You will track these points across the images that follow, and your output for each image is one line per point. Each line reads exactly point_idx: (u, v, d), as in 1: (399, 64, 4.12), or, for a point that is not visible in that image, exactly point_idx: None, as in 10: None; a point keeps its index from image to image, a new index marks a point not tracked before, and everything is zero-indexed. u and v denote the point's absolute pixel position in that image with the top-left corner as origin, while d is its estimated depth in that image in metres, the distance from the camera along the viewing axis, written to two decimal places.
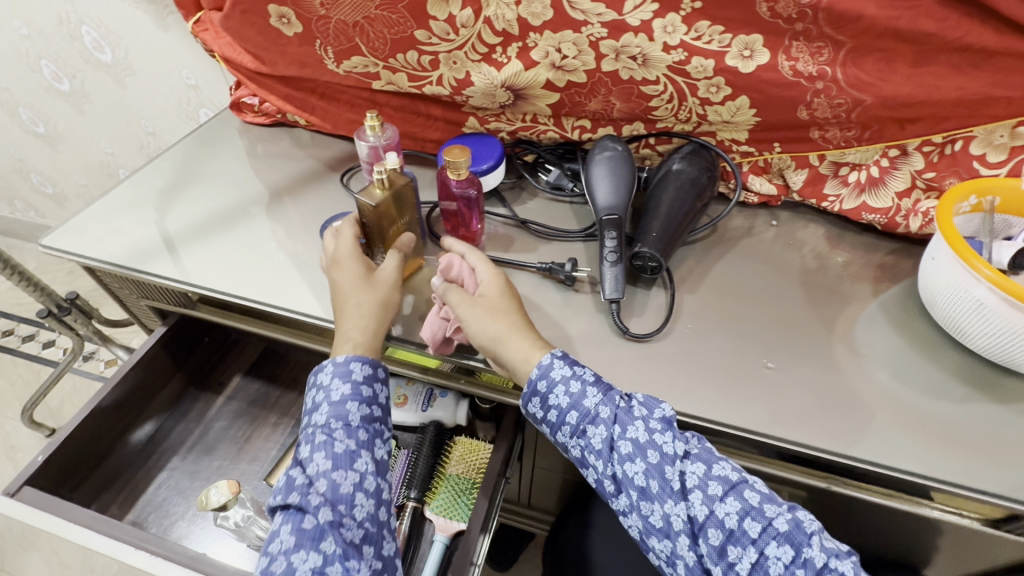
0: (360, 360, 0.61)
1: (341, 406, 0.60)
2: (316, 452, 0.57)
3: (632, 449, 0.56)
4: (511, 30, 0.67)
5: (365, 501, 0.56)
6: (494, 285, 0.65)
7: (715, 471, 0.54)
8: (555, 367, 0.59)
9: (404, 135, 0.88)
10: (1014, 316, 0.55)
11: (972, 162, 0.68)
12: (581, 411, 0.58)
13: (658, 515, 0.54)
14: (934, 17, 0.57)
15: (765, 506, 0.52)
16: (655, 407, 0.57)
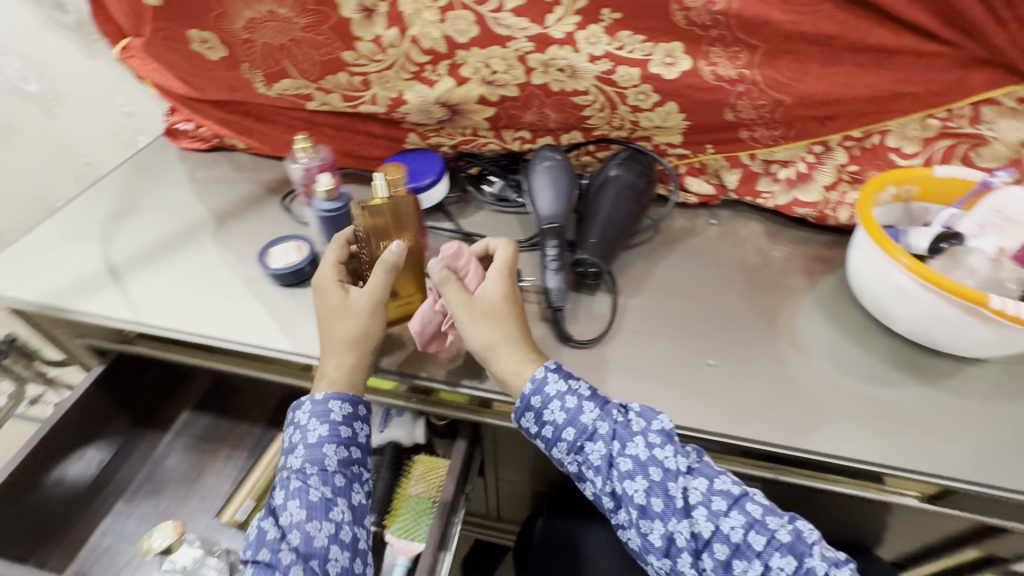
0: (339, 399, 0.60)
1: (318, 449, 0.59)
2: (290, 501, 0.56)
3: (632, 466, 0.55)
4: (439, 48, 0.68)
5: (340, 554, 0.55)
6: (497, 289, 0.63)
7: (718, 485, 0.54)
8: (550, 381, 0.58)
9: (344, 155, 0.87)
10: (932, 300, 0.57)
11: (889, 154, 0.72)
12: (579, 427, 0.57)
13: (658, 533, 0.54)
14: (835, 20, 0.61)
15: (768, 519, 0.52)
16: (653, 419, 0.57)
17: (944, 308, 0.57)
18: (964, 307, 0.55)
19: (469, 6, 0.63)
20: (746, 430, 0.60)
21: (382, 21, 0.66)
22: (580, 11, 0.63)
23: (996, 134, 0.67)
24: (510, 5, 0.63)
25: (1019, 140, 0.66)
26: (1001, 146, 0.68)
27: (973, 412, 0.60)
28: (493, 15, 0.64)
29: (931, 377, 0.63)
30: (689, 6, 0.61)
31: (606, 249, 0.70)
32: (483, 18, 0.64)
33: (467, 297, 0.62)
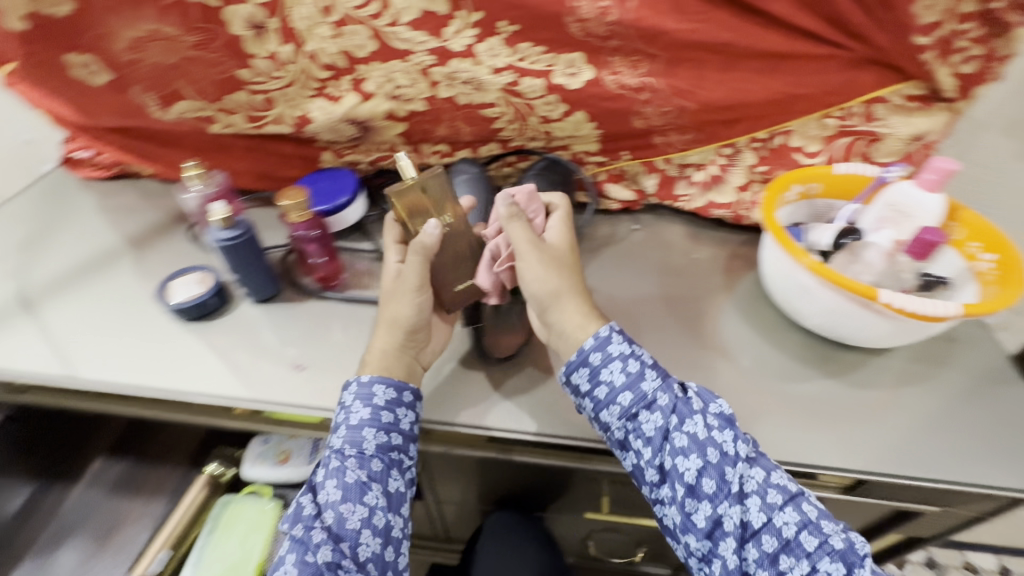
0: (383, 382, 0.59)
1: (357, 431, 0.57)
2: (328, 480, 0.55)
3: (688, 443, 0.53)
4: (339, 64, 0.66)
5: (371, 540, 0.54)
6: (562, 239, 0.64)
7: (774, 479, 0.52)
8: (613, 341, 0.58)
9: (259, 176, 0.83)
10: (831, 295, 0.59)
11: (793, 154, 0.74)
12: (636, 394, 0.56)
13: (702, 515, 0.52)
14: (727, 26, 0.62)
15: (823, 522, 0.50)
16: (712, 402, 0.56)
17: (845, 303, 0.58)
18: (862, 301, 0.56)
19: (363, 20, 0.61)
20: None
21: (276, 37, 0.63)
22: (477, 24, 0.61)
23: (889, 130, 0.70)
24: (405, 20, 0.61)
25: (910, 134, 0.69)
26: (895, 142, 0.71)
27: (880, 400, 0.63)
28: (388, 29, 0.62)
29: (840, 370, 0.65)
30: (585, 17, 0.60)
31: None
32: (380, 33, 0.62)
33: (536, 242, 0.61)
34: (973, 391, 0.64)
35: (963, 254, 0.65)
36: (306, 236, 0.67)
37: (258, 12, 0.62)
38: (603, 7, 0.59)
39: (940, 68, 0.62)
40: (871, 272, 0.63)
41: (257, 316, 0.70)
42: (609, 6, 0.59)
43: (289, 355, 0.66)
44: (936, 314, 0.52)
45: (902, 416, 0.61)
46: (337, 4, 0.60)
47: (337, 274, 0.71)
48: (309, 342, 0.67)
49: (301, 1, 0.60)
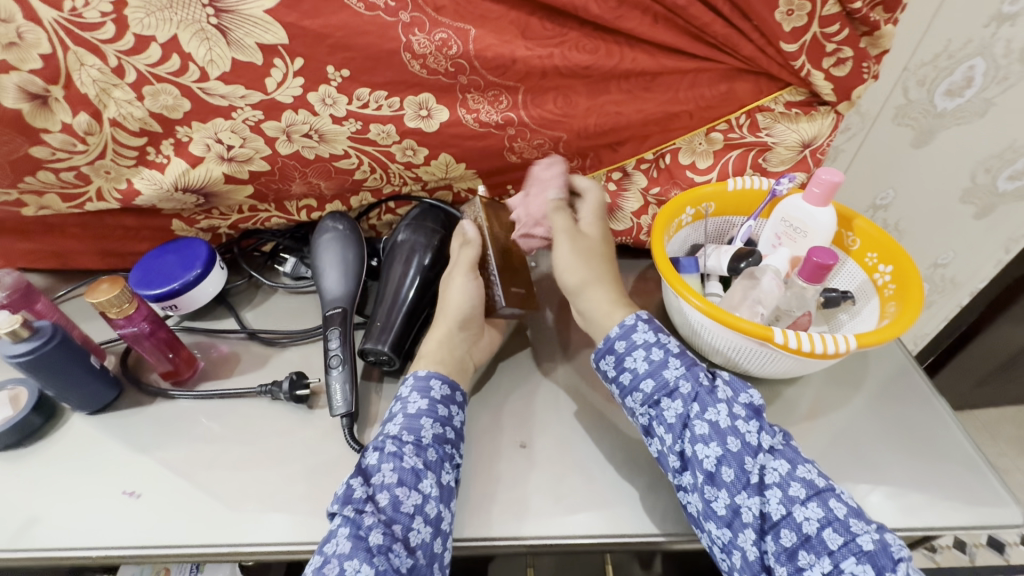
0: (440, 378, 0.56)
1: (415, 420, 0.53)
2: (384, 462, 0.50)
3: (708, 431, 0.48)
4: (151, 128, 0.58)
5: (422, 528, 0.47)
6: (596, 230, 0.63)
7: (800, 472, 0.46)
8: (639, 330, 0.54)
9: (103, 255, 0.72)
10: (727, 336, 0.54)
11: (685, 172, 0.67)
12: (658, 381, 0.51)
13: (720, 505, 0.46)
14: (583, 50, 0.57)
15: (851, 521, 0.43)
16: (742, 391, 0.50)
17: (743, 342, 0.54)
18: (758, 343, 0.52)
19: (167, 78, 0.54)
20: (570, 523, 0.52)
21: (63, 107, 0.55)
22: (301, 72, 0.56)
23: (775, 139, 0.64)
24: (215, 74, 0.55)
25: (799, 142, 0.64)
26: (785, 151, 0.65)
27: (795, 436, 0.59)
28: (199, 86, 0.55)
29: None
30: (422, 53, 0.56)
31: (393, 335, 0.60)
32: (189, 91, 0.56)
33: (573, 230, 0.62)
34: (877, 405, 0.62)
35: (862, 264, 0.62)
36: (137, 332, 0.57)
37: (34, 79, 0.53)
38: (441, 40, 0.55)
39: (814, 74, 0.58)
40: (767, 301, 0.57)
41: (93, 430, 0.59)
42: (448, 37, 0.55)
43: (131, 479, 0.56)
44: (834, 351, 0.49)
45: (822, 432, 0.60)
46: (127, 61, 0.53)
47: (190, 365, 0.62)
48: (156, 455, 0.57)
49: (84, 63, 0.52)
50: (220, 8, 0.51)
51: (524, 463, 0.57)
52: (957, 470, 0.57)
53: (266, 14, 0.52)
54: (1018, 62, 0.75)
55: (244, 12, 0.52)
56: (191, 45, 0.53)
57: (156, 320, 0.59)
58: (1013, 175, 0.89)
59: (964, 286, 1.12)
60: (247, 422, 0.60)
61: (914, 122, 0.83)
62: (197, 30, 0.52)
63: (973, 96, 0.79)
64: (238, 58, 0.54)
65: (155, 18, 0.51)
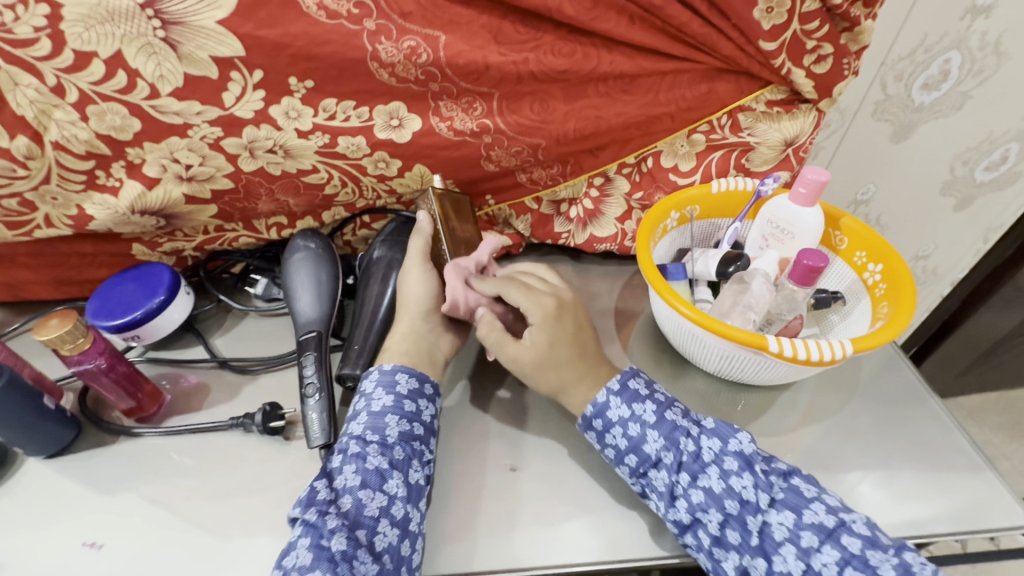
0: (407, 371, 0.53)
1: (379, 419, 0.50)
2: (347, 463, 0.47)
3: (703, 498, 0.46)
4: (98, 150, 0.56)
5: (388, 531, 0.44)
6: (540, 335, 0.53)
7: (807, 518, 0.44)
8: (612, 407, 0.51)
9: (58, 284, 0.67)
10: (719, 344, 0.52)
11: (668, 176, 0.66)
12: (641, 456, 0.49)
13: (729, 566, 0.45)
14: (559, 53, 0.55)
15: (869, 554, 0.41)
16: (731, 440, 0.48)
17: (736, 352, 0.52)
18: (752, 352, 0.50)
19: (113, 96, 0.52)
20: (563, 554, 0.49)
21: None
22: (261, 85, 0.54)
23: (758, 138, 0.62)
24: (166, 89, 0.52)
25: (781, 141, 0.62)
26: (768, 150, 0.63)
27: (792, 444, 0.57)
28: (150, 103, 0.53)
29: (746, 418, 0.59)
30: (390, 62, 0.54)
31: (372, 359, 0.57)
32: (139, 109, 0.53)
33: (511, 349, 0.54)
34: (869, 399, 0.62)
35: (852, 264, 0.61)
36: (93, 368, 0.54)
37: None
38: (410, 48, 0.53)
39: (795, 72, 0.56)
40: (758, 306, 0.56)
41: (48, 475, 0.55)
42: (417, 45, 0.53)
43: (91, 526, 0.51)
44: (830, 357, 0.48)
45: (817, 431, 0.59)
46: (68, 80, 0.50)
47: (155, 401, 0.59)
48: (118, 499, 0.53)
49: (18, 83, 0.50)
50: (166, 22, 0.49)
51: (513, 487, 0.53)
52: (960, 474, 0.56)
53: (219, 24, 0.49)
54: (993, 54, 0.75)
55: (193, 23, 0.49)
56: (138, 60, 0.50)
57: (113, 354, 0.55)
58: (990, 167, 0.90)
59: (945, 276, 1.13)
60: (218, 458, 0.56)
61: (893, 116, 0.83)
62: (144, 44, 0.50)
63: (950, 89, 0.80)
64: (191, 72, 0.52)
65: (97, 32, 0.48)
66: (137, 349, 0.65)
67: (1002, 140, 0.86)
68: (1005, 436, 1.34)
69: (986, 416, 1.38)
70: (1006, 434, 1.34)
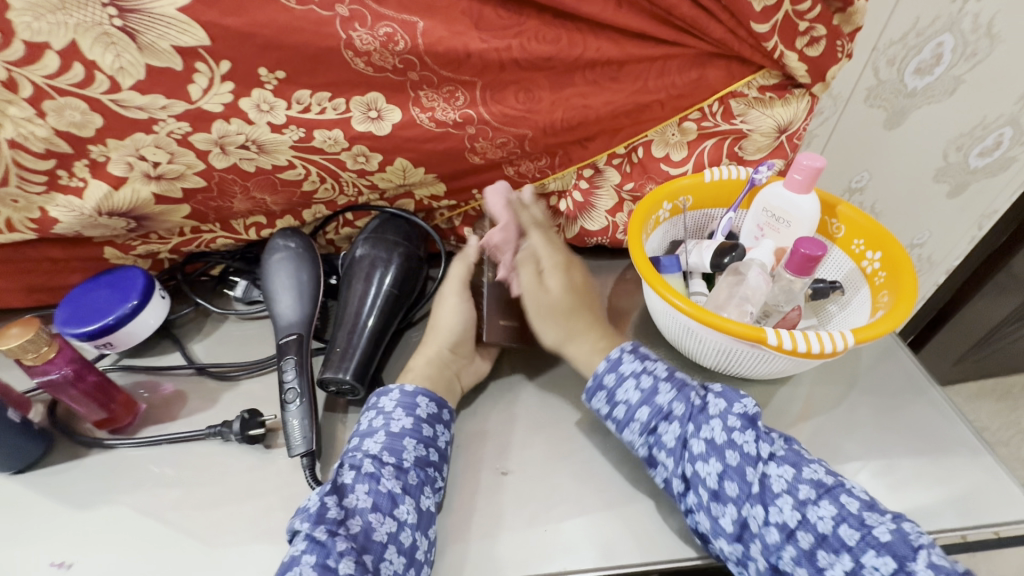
0: (428, 395, 0.52)
1: (397, 440, 0.49)
2: (359, 483, 0.45)
3: (705, 449, 0.45)
4: (58, 148, 0.53)
5: (394, 559, 0.43)
6: (557, 281, 0.58)
7: (806, 474, 0.43)
8: (626, 360, 0.51)
9: (28, 291, 0.64)
10: (716, 338, 0.51)
11: (659, 166, 0.64)
12: (653, 408, 0.48)
13: (727, 522, 0.43)
14: (543, 39, 0.53)
15: (866, 515, 0.41)
16: (736, 401, 0.47)
17: (733, 345, 0.50)
18: (750, 345, 0.49)
19: (69, 90, 0.49)
20: (557, 562, 0.46)
21: None
22: (230, 76, 0.51)
23: (751, 125, 0.60)
24: (127, 82, 0.50)
25: (774, 128, 0.60)
26: (761, 137, 0.61)
27: (793, 438, 0.56)
28: (110, 98, 0.50)
29: None
30: (365, 50, 0.51)
31: (355, 363, 0.55)
32: (100, 105, 0.51)
33: (534, 281, 0.57)
34: (870, 391, 0.60)
35: (850, 252, 0.60)
36: (61, 378, 0.51)
37: None
38: (386, 35, 0.51)
39: (788, 56, 0.54)
40: (755, 298, 0.54)
41: (16, 491, 0.52)
42: (393, 31, 0.51)
43: (57, 546, 0.49)
44: (831, 349, 0.46)
45: (818, 425, 0.57)
46: (21, 74, 0.48)
47: (129, 411, 0.56)
48: (89, 515, 0.50)
49: None
50: (124, 10, 0.46)
51: (504, 491, 0.51)
52: (962, 465, 0.54)
53: (180, 12, 0.47)
54: (986, 37, 0.74)
55: (153, 11, 0.47)
56: (94, 51, 0.48)
57: (82, 362, 0.52)
58: (983, 152, 0.88)
59: (940, 264, 1.12)
60: (195, 469, 0.53)
61: (886, 103, 0.81)
62: (100, 34, 0.47)
63: (943, 73, 0.78)
64: (153, 64, 0.49)
65: (48, 22, 0.46)
66: (111, 357, 0.62)
67: (995, 125, 0.84)
68: (1001, 423, 1.33)
69: (983, 403, 1.37)
70: (1003, 421, 1.33)
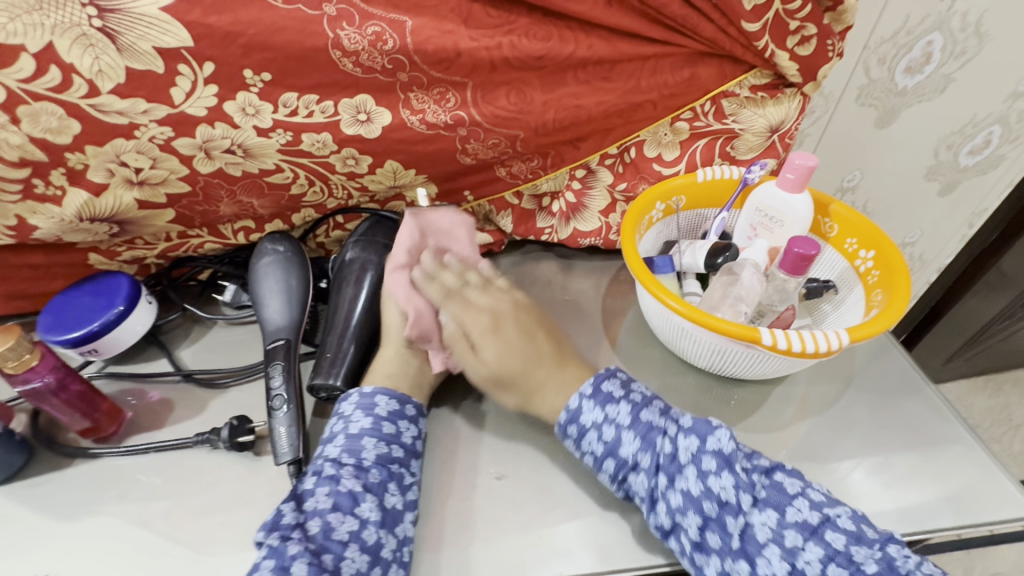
0: (387, 393, 0.51)
1: (356, 441, 0.48)
2: (318, 486, 0.44)
3: (681, 502, 0.44)
4: (33, 156, 0.52)
5: (356, 557, 0.42)
6: (489, 347, 0.52)
7: (790, 515, 0.42)
8: (586, 412, 0.49)
9: (11, 298, 0.63)
10: (710, 339, 0.50)
11: (652, 166, 0.63)
12: (618, 460, 0.47)
13: (714, 572, 0.42)
14: (534, 38, 0.53)
15: (854, 550, 0.40)
16: (708, 437, 0.45)
17: (727, 345, 0.50)
18: (745, 345, 0.48)
19: (46, 95, 0.48)
20: (553, 568, 0.46)
21: None
22: (214, 78, 0.50)
23: (743, 125, 0.60)
24: (106, 86, 0.49)
25: (766, 127, 0.60)
26: (753, 137, 0.61)
27: (788, 439, 0.55)
28: (88, 103, 0.49)
29: (740, 415, 0.57)
30: (353, 50, 0.51)
31: (345, 368, 0.54)
32: (78, 109, 0.50)
33: (472, 357, 0.52)
34: (865, 390, 0.60)
35: (843, 251, 0.59)
36: (43, 387, 0.50)
37: None
38: (374, 34, 0.50)
39: (779, 55, 0.54)
40: (749, 298, 0.53)
41: None
42: (382, 31, 0.50)
43: (39, 559, 0.47)
44: (826, 348, 0.46)
45: (812, 425, 0.57)
46: None
47: (114, 419, 0.55)
48: (73, 527, 0.49)
49: None
50: (102, 10, 0.46)
51: (497, 497, 0.50)
52: (957, 462, 0.54)
53: (162, 11, 0.46)
54: (974, 36, 0.74)
55: (133, 11, 0.46)
56: (72, 53, 0.47)
57: (66, 370, 0.51)
58: (973, 151, 0.89)
59: (931, 262, 1.12)
60: (182, 478, 0.52)
61: (877, 101, 0.82)
62: (78, 35, 0.46)
63: (933, 72, 0.78)
64: (133, 67, 0.48)
65: (24, 23, 0.45)
66: (95, 365, 0.61)
67: (985, 123, 0.85)
68: (993, 421, 1.33)
69: (975, 400, 1.37)
70: (995, 419, 1.34)
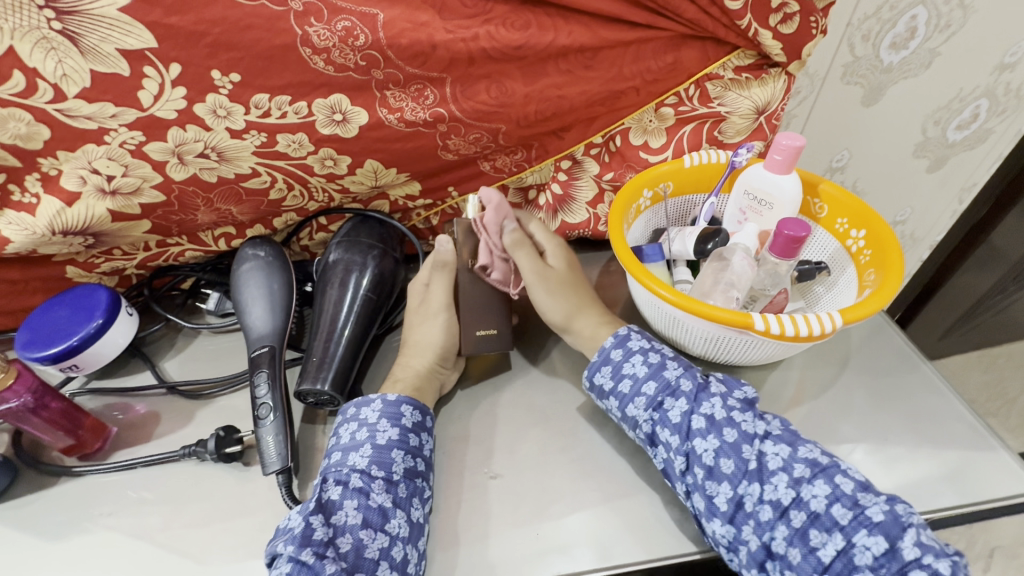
0: (412, 403, 0.50)
1: (385, 453, 0.46)
2: (347, 499, 0.43)
3: (704, 425, 0.45)
4: (7, 162, 0.51)
5: None
6: (562, 258, 0.60)
7: (802, 453, 0.42)
8: (633, 339, 0.52)
9: None
10: (703, 326, 0.49)
11: (637, 154, 0.62)
12: (660, 382, 0.48)
13: (722, 499, 0.42)
14: (512, 27, 0.51)
15: (860, 495, 0.40)
16: (736, 386, 0.48)
17: (721, 332, 0.49)
18: (737, 332, 0.47)
19: (9, 101, 0.47)
20: (554, 565, 0.45)
21: None
22: (181, 80, 0.49)
23: (728, 108, 0.59)
24: (72, 91, 0.47)
25: (752, 109, 0.59)
26: (740, 119, 0.60)
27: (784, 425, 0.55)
28: (55, 107, 0.48)
29: None
30: (324, 47, 0.49)
31: (333, 372, 0.53)
32: (46, 115, 0.48)
33: (539, 261, 0.57)
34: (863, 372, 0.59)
35: (834, 232, 0.59)
36: (20, 408, 0.48)
37: None
38: (345, 30, 0.49)
39: (761, 34, 0.53)
40: (741, 284, 0.52)
41: None
42: (353, 26, 0.49)
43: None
44: (819, 331, 0.45)
45: (811, 411, 0.56)
46: None
47: (97, 435, 0.54)
48: (56, 547, 0.48)
49: None
50: (60, 13, 0.44)
51: (493, 497, 0.49)
52: (958, 441, 0.53)
53: (122, 13, 0.45)
54: (959, 8, 0.73)
55: (92, 13, 0.44)
56: (35, 58, 0.45)
57: (44, 390, 0.50)
58: (961, 126, 0.88)
59: (923, 239, 1.12)
60: (171, 492, 0.51)
61: (862, 79, 0.81)
62: (39, 39, 0.45)
63: (918, 47, 0.77)
64: (97, 70, 0.47)
65: None
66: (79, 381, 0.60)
67: (971, 97, 0.84)
68: (988, 396, 1.33)
69: (971, 376, 1.37)
70: (990, 394, 1.34)
